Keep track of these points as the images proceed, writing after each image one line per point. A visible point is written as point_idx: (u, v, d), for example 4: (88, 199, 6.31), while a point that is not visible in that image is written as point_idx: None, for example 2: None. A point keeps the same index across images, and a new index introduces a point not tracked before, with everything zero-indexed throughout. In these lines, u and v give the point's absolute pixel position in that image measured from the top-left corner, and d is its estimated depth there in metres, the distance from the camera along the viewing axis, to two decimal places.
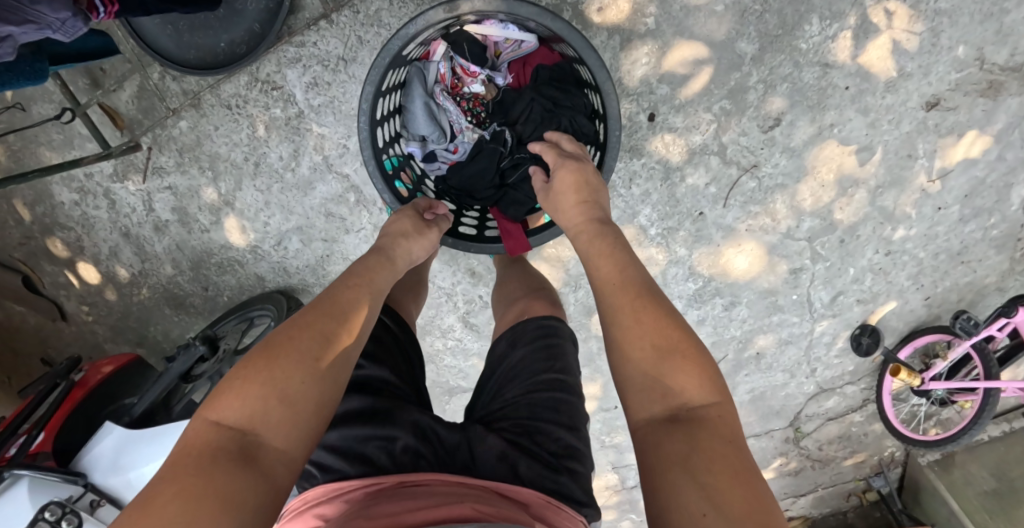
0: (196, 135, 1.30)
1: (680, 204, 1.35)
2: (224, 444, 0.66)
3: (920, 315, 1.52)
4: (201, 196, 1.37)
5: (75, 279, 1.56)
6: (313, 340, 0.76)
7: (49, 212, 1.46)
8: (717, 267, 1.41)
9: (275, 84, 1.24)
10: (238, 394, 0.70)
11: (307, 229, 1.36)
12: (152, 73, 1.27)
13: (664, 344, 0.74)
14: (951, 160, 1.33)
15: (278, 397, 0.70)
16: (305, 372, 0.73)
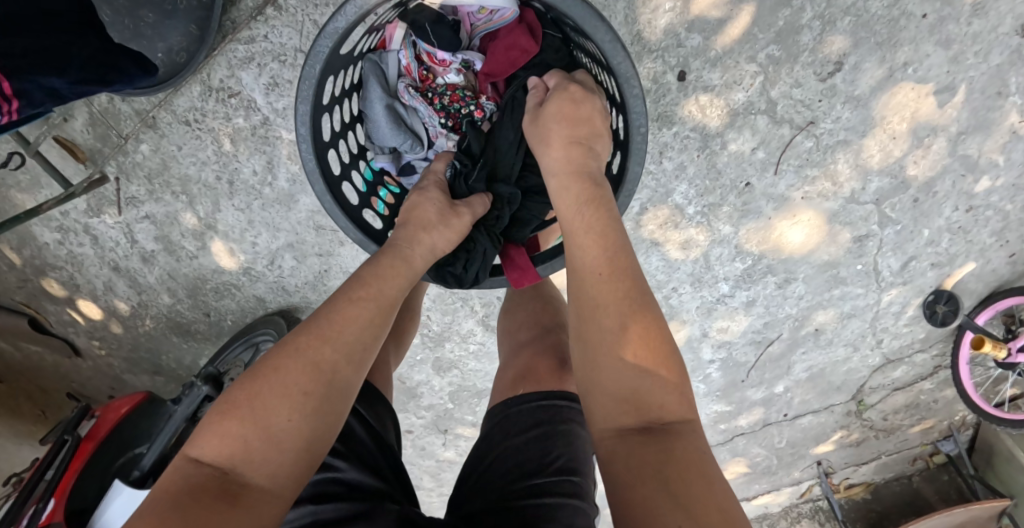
0: (161, 158, 1.14)
1: (722, 176, 1.14)
2: (197, 488, 0.57)
3: (1003, 275, 1.33)
4: (182, 222, 1.23)
5: (79, 316, 1.44)
6: (303, 366, 0.65)
7: (37, 254, 1.33)
8: (768, 243, 1.22)
9: (231, 91, 1.05)
10: (220, 430, 0.60)
11: (299, 245, 1.22)
12: (97, 96, 1.08)
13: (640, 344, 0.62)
14: None
15: (261, 436, 0.60)
16: (294, 405, 0.63)
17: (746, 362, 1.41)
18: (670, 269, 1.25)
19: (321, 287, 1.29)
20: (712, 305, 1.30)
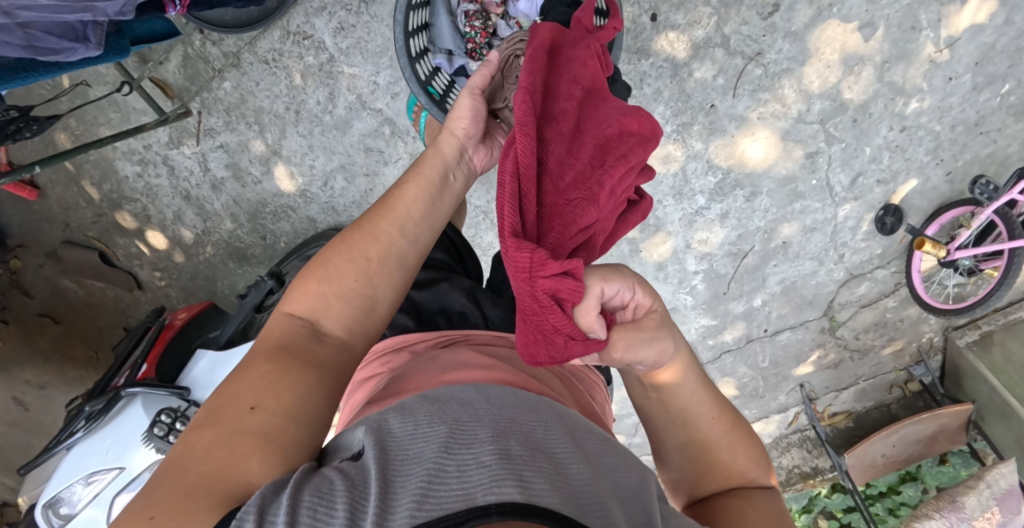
0: (240, 94, 1.44)
1: (691, 99, 1.43)
2: (295, 332, 0.78)
3: (943, 192, 1.54)
4: (251, 149, 1.52)
5: (145, 248, 1.71)
6: (367, 239, 0.82)
7: (115, 187, 1.61)
8: (734, 159, 1.50)
9: (305, 34, 1.38)
10: (306, 289, 0.81)
11: (349, 166, 1.52)
12: (193, 41, 1.40)
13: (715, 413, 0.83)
14: (956, 28, 1.34)
15: (332, 293, 0.80)
16: (358, 271, 0.81)
17: (725, 273, 1.65)
18: (654, 182, 1.54)
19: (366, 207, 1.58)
20: (692, 216, 1.57)
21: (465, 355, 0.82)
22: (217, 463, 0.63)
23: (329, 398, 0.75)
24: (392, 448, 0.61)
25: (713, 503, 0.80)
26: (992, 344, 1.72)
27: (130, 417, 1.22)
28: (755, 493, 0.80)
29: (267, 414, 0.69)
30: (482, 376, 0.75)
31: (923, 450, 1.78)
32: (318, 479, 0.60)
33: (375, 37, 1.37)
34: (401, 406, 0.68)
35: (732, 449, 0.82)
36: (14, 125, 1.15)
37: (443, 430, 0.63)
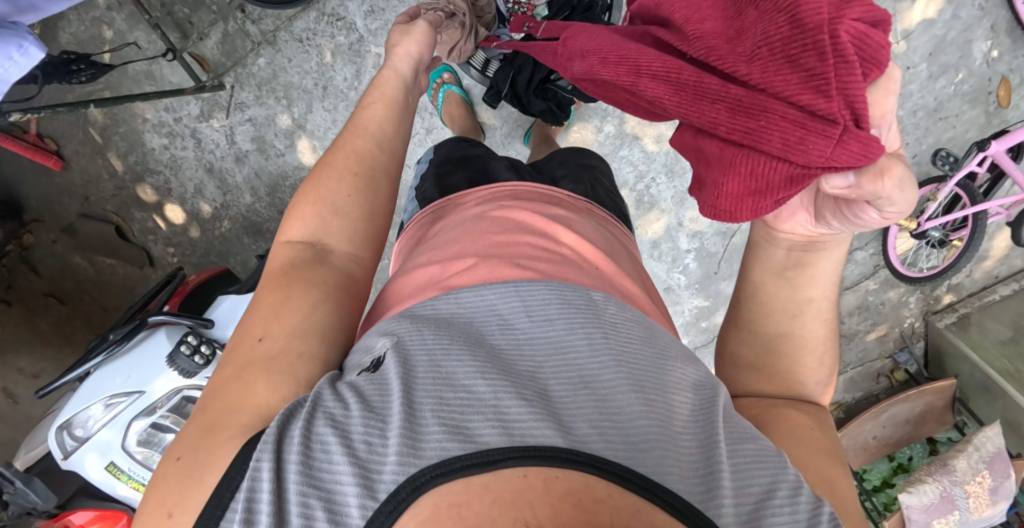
0: (273, 69, 1.59)
1: None
2: (297, 253, 0.85)
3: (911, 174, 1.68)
4: (278, 123, 1.64)
5: (162, 222, 1.74)
6: (346, 161, 0.90)
7: (140, 159, 1.67)
8: None
9: (339, 16, 1.55)
10: (299, 214, 0.88)
11: None
12: (234, 19, 1.53)
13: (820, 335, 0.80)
14: (909, 22, 1.49)
15: (329, 211, 0.87)
16: (347, 186, 0.89)
17: (716, 252, 1.77)
18: (648, 160, 1.68)
19: None
20: (684, 194, 1.71)
21: (489, 219, 0.89)
22: (238, 392, 0.70)
23: (331, 304, 0.81)
24: (418, 370, 0.68)
25: (779, 407, 0.78)
26: (970, 324, 1.80)
27: (151, 347, 1.27)
28: (819, 413, 0.79)
29: (286, 327, 0.76)
30: (515, 262, 0.81)
31: (913, 432, 1.82)
32: (340, 394, 0.68)
33: None
34: (436, 318, 0.74)
35: (812, 368, 0.81)
36: (75, 65, 1.24)
37: (475, 355, 0.69)
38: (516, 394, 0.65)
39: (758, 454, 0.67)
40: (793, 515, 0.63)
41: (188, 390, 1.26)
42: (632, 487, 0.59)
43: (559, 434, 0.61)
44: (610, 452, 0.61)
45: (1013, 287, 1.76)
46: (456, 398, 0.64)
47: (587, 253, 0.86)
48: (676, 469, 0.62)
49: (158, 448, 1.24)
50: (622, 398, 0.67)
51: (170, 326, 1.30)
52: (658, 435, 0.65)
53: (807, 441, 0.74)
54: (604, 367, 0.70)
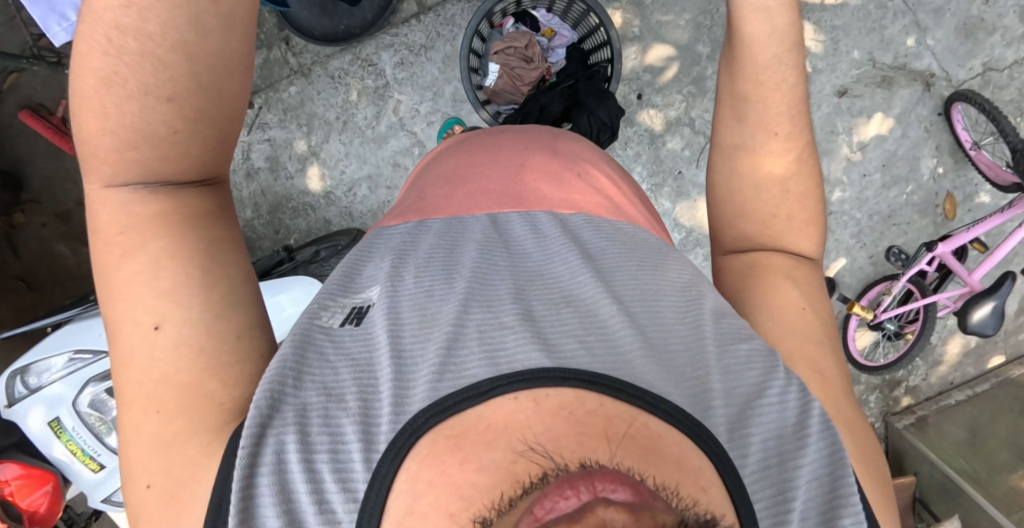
0: (301, 98, 1.73)
1: (663, 163, 1.76)
2: (137, 216, 0.60)
3: (868, 272, 1.79)
4: (294, 147, 1.75)
5: None
6: (128, 63, 0.57)
7: None
8: (695, 221, 1.80)
9: (371, 62, 1.71)
10: (111, 158, 0.59)
11: (376, 176, 1.76)
12: (276, 49, 1.71)
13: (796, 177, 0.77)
14: (865, 135, 1.71)
15: (158, 162, 0.60)
16: (163, 120, 0.58)
17: None
18: None
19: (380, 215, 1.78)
20: None
21: (465, 161, 0.94)
22: (176, 395, 0.58)
23: (218, 261, 0.62)
24: (406, 314, 0.69)
25: (772, 283, 0.76)
26: (929, 425, 1.86)
27: None
28: (812, 280, 0.77)
29: (171, 323, 0.59)
30: (496, 198, 0.86)
31: None
32: (324, 348, 0.66)
33: (426, 74, 1.72)
34: (416, 264, 0.75)
35: (800, 233, 0.78)
36: None
37: (461, 297, 0.69)
38: (500, 322, 0.66)
39: (751, 354, 0.68)
40: (782, 404, 0.65)
41: None
42: (622, 395, 0.57)
43: (541, 348, 0.62)
44: (596, 365, 0.61)
45: (967, 393, 1.87)
46: (441, 333, 0.65)
47: (570, 171, 0.92)
48: (664, 375, 0.62)
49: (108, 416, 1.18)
50: (603, 311, 0.69)
51: None
52: (642, 344, 0.66)
53: (797, 329, 0.73)
54: (584, 285, 0.73)
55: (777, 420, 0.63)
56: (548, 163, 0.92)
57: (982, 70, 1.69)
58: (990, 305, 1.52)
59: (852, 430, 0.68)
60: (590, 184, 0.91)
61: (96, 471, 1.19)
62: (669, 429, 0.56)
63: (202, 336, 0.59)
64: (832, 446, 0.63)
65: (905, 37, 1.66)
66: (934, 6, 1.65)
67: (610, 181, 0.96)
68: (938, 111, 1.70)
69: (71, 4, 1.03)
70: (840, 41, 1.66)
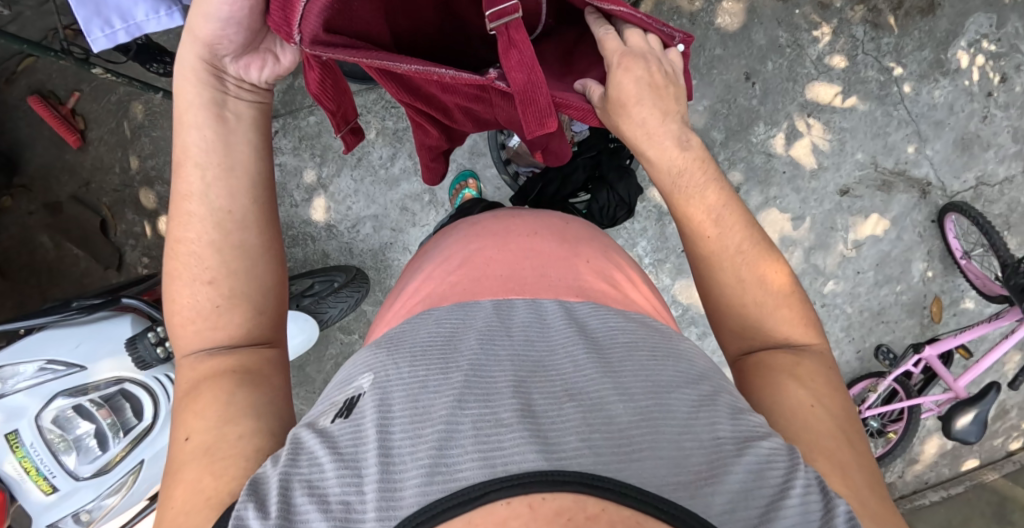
0: (319, 129, 1.72)
1: (668, 240, 1.64)
2: (195, 372, 0.77)
3: (854, 367, 1.83)
4: (302, 176, 1.73)
5: (149, 229, 1.92)
6: (187, 260, 0.80)
7: (159, 165, 1.90)
8: (693, 299, 1.67)
9: (395, 104, 1.72)
10: (184, 326, 0.80)
11: (382, 216, 1.73)
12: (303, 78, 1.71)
13: (762, 263, 0.86)
14: (861, 234, 1.77)
15: (210, 326, 0.79)
16: (210, 293, 0.80)
17: None
18: None
19: (379, 257, 1.74)
20: None
21: (479, 243, 0.92)
22: (182, 491, 0.65)
23: (243, 387, 0.74)
24: (397, 405, 0.63)
25: (780, 385, 0.78)
26: None
27: (113, 330, 1.24)
28: (816, 379, 0.79)
29: (194, 440, 0.69)
30: (501, 286, 0.81)
31: None
32: (315, 448, 0.62)
33: None
34: (411, 348, 0.70)
35: (782, 328, 0.85)
36: (165, 58, 1.39)
37: (456, 385, 0.64)
38: (499, 419, 0.60)
39: (772, 453, 0.64)
40: (806, 507, 0.60)
41: (131, 383, 1.20)
42: (625, 498, 0.53)
43: (538, 456, 0.56)
44: (597, 467, 0.57)
45: (941, 494, 2.00)
46: (432, 432, 0.60)
47: (568, 258, 0.89)
48: (670, 476, 0.58)
49: (69, 435, 1.12)
50: (609, 405, 0.63)
51: (136, 319, 1.27)
52: (649, 438, 0.60)
53: (814, 429, 0.73)
54: (588, 375, 0.66)
55: (802, 521, 0.59)
56: (555, 251, 0.89)
57: (975, 183, 1.81)
58: (972, 413, 1.56)
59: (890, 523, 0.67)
60: (597, 269, 0.88)
61: (47, 493, 1.10)
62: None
63: (213, 442, 0.68)
64: None
65: (906, 145, 1.76)
66: (935, 119, 1.77)
67: (622, 272, 0.93)
68: (931, 218, 1.79)
69: (119, 12, 0.87)
70: (846, 143, 1.74)
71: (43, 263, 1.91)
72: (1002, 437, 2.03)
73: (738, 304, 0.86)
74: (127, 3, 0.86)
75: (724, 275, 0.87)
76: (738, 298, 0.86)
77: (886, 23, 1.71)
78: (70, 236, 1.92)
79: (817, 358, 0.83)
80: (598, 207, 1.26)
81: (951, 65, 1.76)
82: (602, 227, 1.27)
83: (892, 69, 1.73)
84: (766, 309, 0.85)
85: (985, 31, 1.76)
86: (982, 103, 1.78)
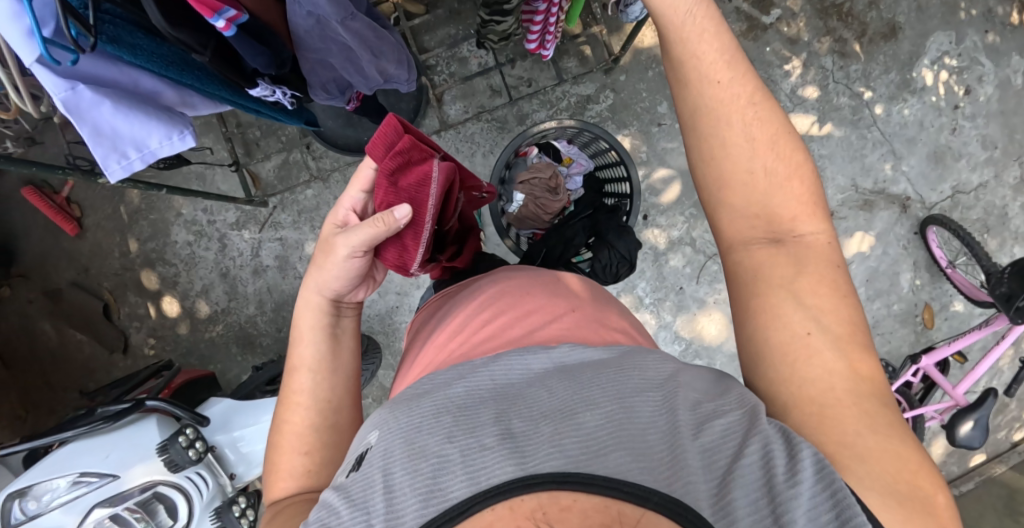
0: (318, 201, 1.77)
1: (666, 279, 1.70)
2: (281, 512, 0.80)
3: None
4: (304, 248, 1.79)
5: (153, 310, 1.87)
6: (289, 435, 0.88)
7: (159, 248, 1.85)
8: (695, 333, 1.72)
9: None
10: (277, 485, 0.85)
11: (386, 282, 1.75)
12: (297, 153, 1.75)
13: (769, 129, 0.74)
14: (849, 253, 1.84)
15: (300, 478, 0.84)
16: (308, 456, 0.86)
17: None
18: None
19: (387, 320, 1.77)
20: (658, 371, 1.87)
21: (480, 308, 0.93)
22: None
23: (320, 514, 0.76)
24: (393, 444, 0.61)
25: (773, 305, 0.69)
26: None
27: (141, 433, 1.22)
28: (819, 288, 0.69)
29: None
30: (494, 341, 0.82)
31: None
32: (325, 504, 0.62)
33: None
34: (408, 396, 0.69)
35: (788, 206, 0.73)
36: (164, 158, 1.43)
37: (444, 416, 0.62)
38: (481, 443, 0.58)
39: (728, 427, 0.61)
40: (767, 463, 0.57)
41: (164, 486, 1.19)
42: (595, 486, 0.53)
43: (517, 465, 0.55)
44: (568, 466, 0.55)
45: (952, 491, 2.06)
46: (426, 464, 0.57)
47: (569, 313, 0.88)
48: (639, 467, 0.55)
49: None
50: (584, 409, 0.60)
51: (161, 417, 1.26)
52: (617, 430, 0.58)
53: (808, 368, 0.66)
54: (563, 387, 0.64)
55: (761, 477, 0.56)
56: (547, 304, 0.89)
57: (951, 193, 1.88)
58: (972, 420, 1.61)
59: (889, 474, 0.59)
60: (585, 322, 0.87)
61: None
62: (648, 514, 0.52)
63: None
64: (830, 489, 0.55)
65: (883, 164, 1.83)
66: (908, 137, 1.84)
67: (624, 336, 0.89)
68: (913, 230, 1.86)
69: (133, 142, 0.86)
70: (826, 168, 1.81)
71: (48, 350, 1.90)
72: (1005, 429, 2.10)
73: (739, 174, 0.74)
74: (141, 133, 0.86)
75: (722, 139, 0.74)
76: (742, 162, 0.74)
77: (852, 51, 1.80)
78: (72, 321, 1.89)
79: (816, 249, 0.72)
80: (601, 265, 1.30)
81: (917, 83, 1.84)
82: (606, 284, 1.31)
83: (862, 94, 1.81)
84: (771, 182, 0.73)
85: (946, 48, 1.85)
86: (949, 116, 1.86)
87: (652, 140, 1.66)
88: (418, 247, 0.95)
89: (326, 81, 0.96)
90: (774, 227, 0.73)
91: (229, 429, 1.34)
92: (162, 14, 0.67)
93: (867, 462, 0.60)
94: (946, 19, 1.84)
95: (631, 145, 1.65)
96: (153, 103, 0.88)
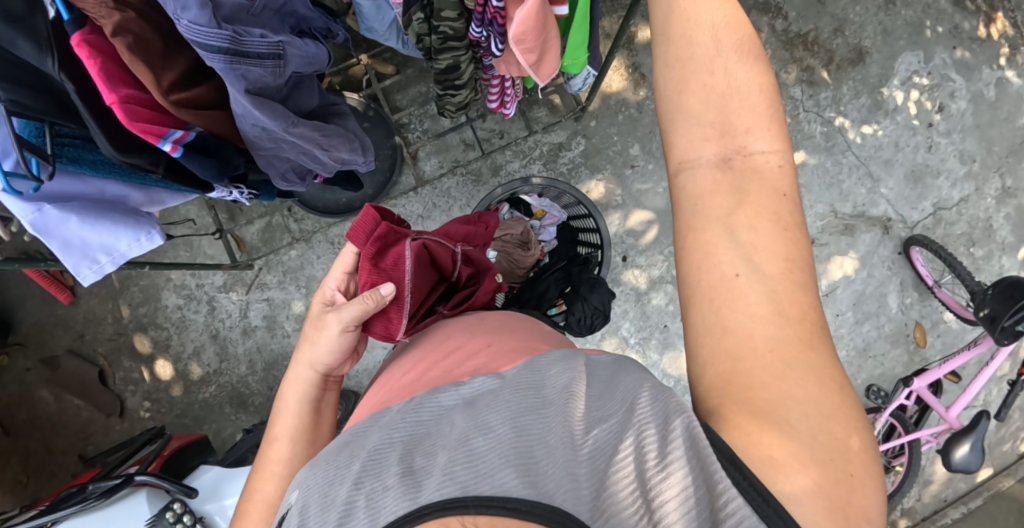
0: (301, 261, 1.80)
1: (650, 318, 1.69)
2: None
3: None
4: (291, 307, 1.81)
5: (147, 374, 1.89)
6: (260, 506, 0.80)
7: (150, 312, 1.88)
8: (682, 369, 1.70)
9: None
10: None
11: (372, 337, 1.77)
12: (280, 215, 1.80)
13: (736, 25, 0.59)
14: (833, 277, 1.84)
15: None
16: None
17: None
18: None
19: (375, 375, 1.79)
20: None
21: (417, 354, 0.85)
22: None
23: None
24: (308, 506, 0.54)
25: (707, 239, 0.55)
26: None
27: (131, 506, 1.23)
28: (758, 217, 0.55)
29: None
30: (425, 381, 0.73)
31: None
32: None
33: None
34: (338, 453, 0.62)
35: (745, 123, 0.57)
36: None
37: (353, 470, 0.55)
38: (380, 485, 0.50)
39: (606, 437, 0.49)
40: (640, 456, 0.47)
41: None
42: (476, 506, 0.44)
43: (410, 499, 0.47)
44: (452, 490, 0.45)
45: (962, 510, 2.02)
46: (331, 515, 0.50)
47: (499, 341, 0.78)
48: (525, 483, 0.45)
49: None
50: (481, 436, 0.51)
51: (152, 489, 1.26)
52: (511, 449, 0.49)
53: (735, 318, 0.53)
54: (467, 419, 0.55)
55: (632, 489, 0.45)
56: (478, 340, 0.80)
57: (933, 210, 1.87)
58: (968, 444, 1.60)
59: (805, 446, 0.48)
60: (500, 352, 0.75)
61: None
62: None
63: None
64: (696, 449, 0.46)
65: (860, 188, 1.85)
66: (884, 159, 1.86)
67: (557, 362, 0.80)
68: (898, 250, 1.86)
69: (103, 248, 0.91)
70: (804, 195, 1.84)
71: (45, 417, 1.90)
72: (1010, 441, 2.05)
73: (699, 74, 0.58)
74: (110, 239, 0.91)
75: (685, 34, 0.59)
76: (702, 61, 0.58)
77: (821, 79, 1.85)
78: (69, 388, 1.90)
79: (766, 175, 0.57)
80: (575, 317, 1.30)
81: (888, 104, 1.86)
82: (582, 337, 1.31)
83: (834, 120, 1.85)
84: (730, 84, 0.58)
85: (915, 67, 1.86)
86: (924, 135, 1.87)
87: (627, 182, 1.68)
88: (403, 318, 0.91)
89: (285, 171, 1.00)
90: (726, 139, 0.57)
91: (219, 496, 1.32)
92: (115, 148, 0.78)
93: (771, 433, 0.48)
94: (913, 39, 1.86)
95: (605, 190, 1.67)
96: (120, 208, 0.93)
